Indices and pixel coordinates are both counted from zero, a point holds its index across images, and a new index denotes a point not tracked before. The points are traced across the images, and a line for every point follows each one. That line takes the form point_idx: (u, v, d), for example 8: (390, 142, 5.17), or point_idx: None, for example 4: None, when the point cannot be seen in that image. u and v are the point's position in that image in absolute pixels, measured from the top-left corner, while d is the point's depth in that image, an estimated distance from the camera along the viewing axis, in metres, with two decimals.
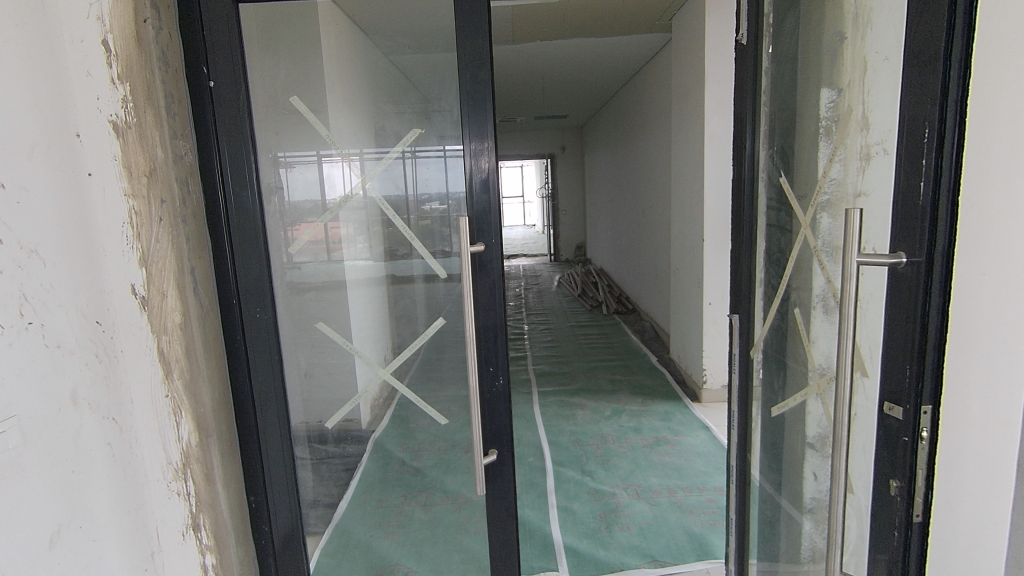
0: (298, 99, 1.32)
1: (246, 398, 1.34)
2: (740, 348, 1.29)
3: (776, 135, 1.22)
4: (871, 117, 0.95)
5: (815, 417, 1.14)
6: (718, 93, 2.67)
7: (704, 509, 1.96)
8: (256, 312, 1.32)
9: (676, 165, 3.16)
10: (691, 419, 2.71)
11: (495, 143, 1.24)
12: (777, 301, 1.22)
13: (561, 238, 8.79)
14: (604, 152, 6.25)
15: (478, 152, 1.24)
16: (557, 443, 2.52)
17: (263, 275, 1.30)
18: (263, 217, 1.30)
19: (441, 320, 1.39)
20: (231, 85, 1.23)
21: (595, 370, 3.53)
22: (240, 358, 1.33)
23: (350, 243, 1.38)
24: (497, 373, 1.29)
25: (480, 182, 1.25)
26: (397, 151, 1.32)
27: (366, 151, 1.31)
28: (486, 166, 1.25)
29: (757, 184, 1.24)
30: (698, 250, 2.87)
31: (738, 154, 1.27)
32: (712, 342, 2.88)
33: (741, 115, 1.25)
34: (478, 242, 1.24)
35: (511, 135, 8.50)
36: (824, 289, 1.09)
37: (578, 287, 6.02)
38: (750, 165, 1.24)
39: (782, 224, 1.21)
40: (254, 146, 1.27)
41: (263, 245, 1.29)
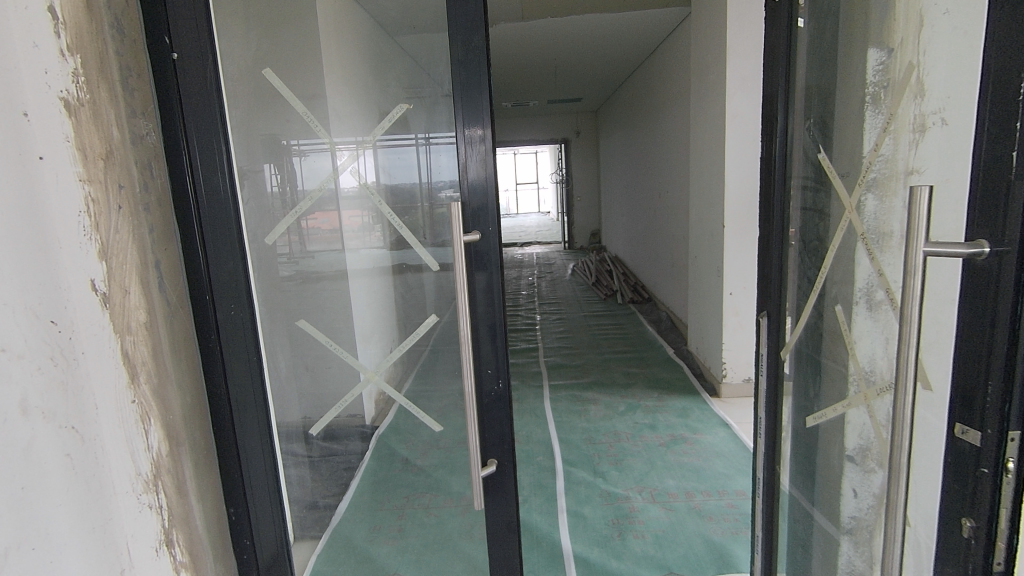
0: (272, 73, 1.24)
1: (221, 404, 1.18)
2: (768, 348, 1.10)
3: (813, 104, 1.05)
4: (927, 83, 0.80)
5: (855, 426, 1.00)
6: (741, 69, 2.49)
7: (725, 515, 1.83)
8: (230, 310, 1.17)
9: (695, 147, 2.99)
10: (709, 416, 2.58)
11: (490, 126, 1.12)
12: (814, 298, 1.07)
13: (576, 225, 8.61)
14: (619, 137, 6.07)
15: (473, 137, 1.12)
16: (567, 442, 2.40)
17: (238, 268, 1.17)
18: (237, 206, 1.16)
19: (433, 318, 1.27)
20: (198, 57, 1.08)
21: (609, 362, 3.39)
22: (213, 363, 1.16)
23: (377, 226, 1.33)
24: (497, 375, 1.17)
25: (475, 170, 1.12)
26: (383, 127, 1.21)
27: (378, 139, 1.22)
28: (480, 153, 1.12)
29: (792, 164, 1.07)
30: (718, 237, 2.71)
31: (771, 126, 1.07)
32: (733, 334, 2.73)
33: (772, 80, 1.06)
34: (473, 230, 1.11)
35: (523, 120, 8.31)
36: (870, 279, 0.95)
37: (593, 275, 5.87)
38: (782, 142, 1.04)
39: (819, 207, 1.06)
40: (226, 126, 1.14)
41: (238, 231, 1.16)
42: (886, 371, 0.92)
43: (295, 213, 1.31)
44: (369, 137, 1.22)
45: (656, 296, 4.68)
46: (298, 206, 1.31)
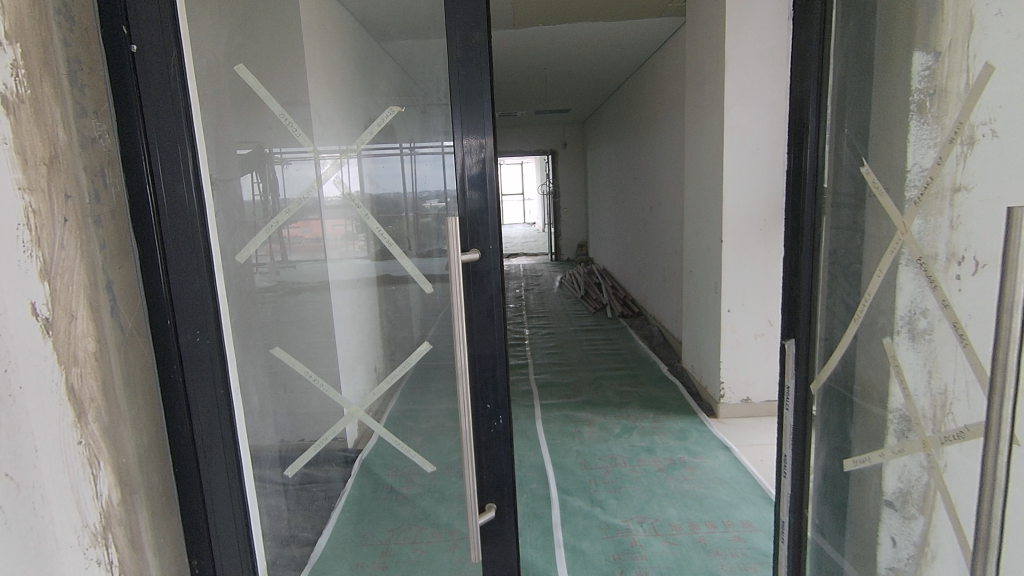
0: (245, 69, 1.11)
1: (184, 444, 1.03)
2: (796, 380, 1.00)
3: (847, 112, 0.95)
4: (981, 87, 0.71)
5: (895, 469, 0.90)
6: (741, 80, 2.42)
7: (732, 550, 1.72)
8: (194, 336, 1.01)
9: (690, 159, 2.91)
10: (708, 439, 2.48)
11: (492, 133, 1.00)
12: (855, 325, 0.95)
13: (563, 237, 8.53)
14: (607, 148, 6.02)
15: (471, 145, 1.00)
16: (561, 467, 2.28)
17: (206, 289, 1.01)
18: (205, 214, 1.01)
19: (426, 346, 1.16)
20: (160, 50, 0.94)
21: (601, 380, 3.28)
22: (176, 398, 1.01)
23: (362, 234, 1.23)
24: (496, 411, 1.05)
25: (472, 181, 1.01)
26: (372, 131, 1.10)
27: (363, 151, 1.12)
28: (476, 163, 1.01)
29: (828, 180, 0.97)
30: (716, 252, 2.63)
31: (797, 137, 0.97)
32: (732, 353, 2.64)
33: (798, 88, 0.96)
34: (472, 248, 1.00)
35: (511, 131, 8.25)
36: (915, 301, 0.84)
37: (581, 288, 5.78)
38: (813, 155, 0.95)
39: (856, 227, 0.95)
40: (191, 126, 0.98)
41: (204, 246, 1.00)
42: (930, 408, 0.82)
43: (270, 228, 1.19)
44: (356, 143, 1.12)
45: (646, 310, 4.60)
46: (273, 220, 1.20)
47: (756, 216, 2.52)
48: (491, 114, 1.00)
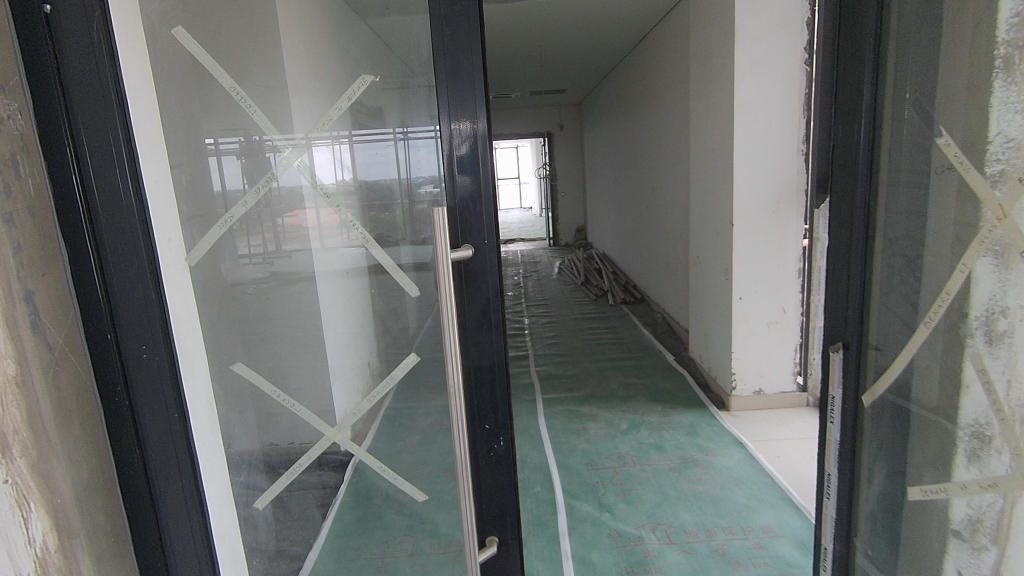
0: (185, 31, 0.92)
1: (135, 476, 0.89)
2: (843, 390, 0.86)
3: (909, 73, 0.78)
4: None
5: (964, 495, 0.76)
6: (753, 51, 2.25)
7: (753, 559, 1.60)
8: (141, 353, 0.87)
9: (696, 138, 2.75)
10: (720, 434, 2.35)
11: (484, 114, 0.85)
12: (925, 328, 0.79)
13: (560, 221, 8.36)
14: (606, 129, 5.83)
15: (460, 124, 0.85)
16: (567, 467, 2.15)
17: (152, 296, 0.86)
18: (146, 208, 0.86)
19: (412, 357, 1.01)
20: (81, 12, 0.77)
21: (605, 371, 3.15)
22: (122, 424, 0.86)
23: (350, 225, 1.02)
24: (496, 432, 0.90)
25: (462, 166, 0.86)
26: (342, 106, 0.93)
27: (355, 135, 1.00)
28: (466, 147, 0.86)
29: (889, 154, 0.80)
30: (726, 237, 2.48)
31: (851, 104, 0.82)
32: (743, 343, 2.51)
33: (851, 43, 0.80)
34: (463, 244, 0.85)
35: (506, 113, 8.04)
36: (995, 295, 0.70)
37: (581, 274, 5.63)
38: (870, 127, 0.80)
39: (919, 210, 0.78)
40: (123, 103, 0.82)
41: (145, 247, 0.85)
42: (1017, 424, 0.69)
43: (225, 222, 1.02)
44: (327, 120, 0.96)
45: (649, 297, 4.46)
46: (229, 213, 1.03)
47: (768, 198, 2.37)
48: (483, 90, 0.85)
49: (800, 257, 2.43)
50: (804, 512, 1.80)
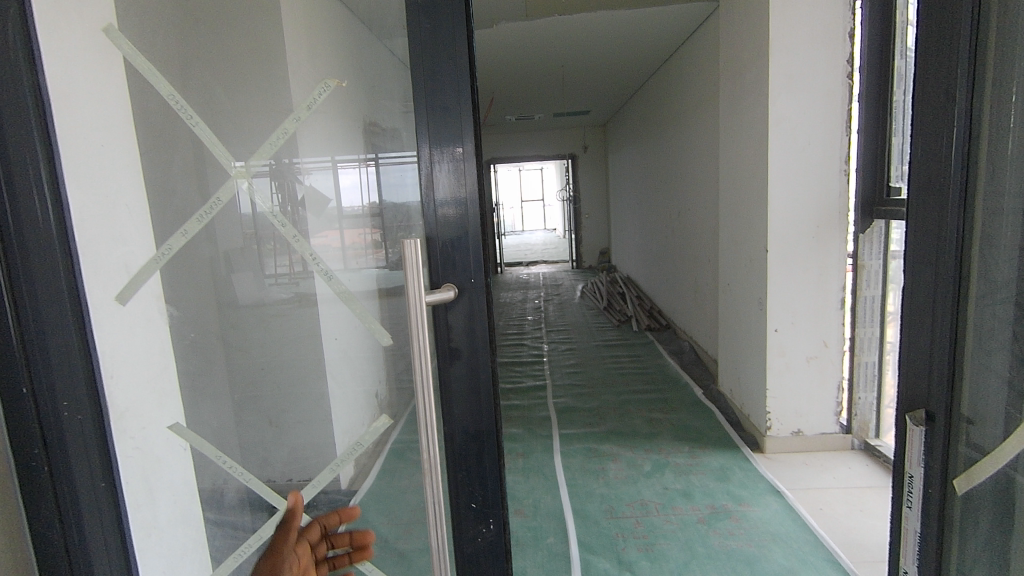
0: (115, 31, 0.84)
1: (55, 543, 0.81)
2: (927, 471, 0.68)
3: (1016, 72, 0.60)
4: None
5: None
6: (788, 64, 2.09)
7: None
8: (64, 409, 0.80)
9: (725, 158, 2.59)
10: (755, 480, 2.13)
11: (468, 140, 0.79)
12: None
13: (584, 243, 8.18)
14: (631, 149, 5.69)
15: (444, 152, 0.79)
16: (583, 515, 1.97)
17: (75, 348, 0.80)
18: (75, 253, 0.80)
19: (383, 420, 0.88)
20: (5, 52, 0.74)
21: (627, 405, 2.95)
22: (41, 486, 0.79)
23: (382, 249, 0.85)
24: (485, 516, 0.84)
25: (447, 195, 0.80)
26: (298, 116, 0.85)
27: (385, 156, 0.83)
28: (449, 178, 0.80)
29: (991, 173, 0.62)
30: (758, 263, 2.29)
31: (936, 111, 0.63)
32: (779, 379, 2.29)
33: (942, 33, 0.62)
34: (448, 284, 0.79)
35: (530, 134, 7.97)
36: None
37: (604, 298, 5.43)
38: (965, 141, 0.61)
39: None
40: (49, 133, 0.78)
41: (67, 282, 0.79)
42: None
43: (162, 255, 0.91)
44: (284, 132, 0.87)
45: (675, 323, 4.24)
46: (167, 244, 0.91)
47: (807, 223, 2.18)
48: (471, 115, 0.79)
49: (842, 286, 2.22)
50: None
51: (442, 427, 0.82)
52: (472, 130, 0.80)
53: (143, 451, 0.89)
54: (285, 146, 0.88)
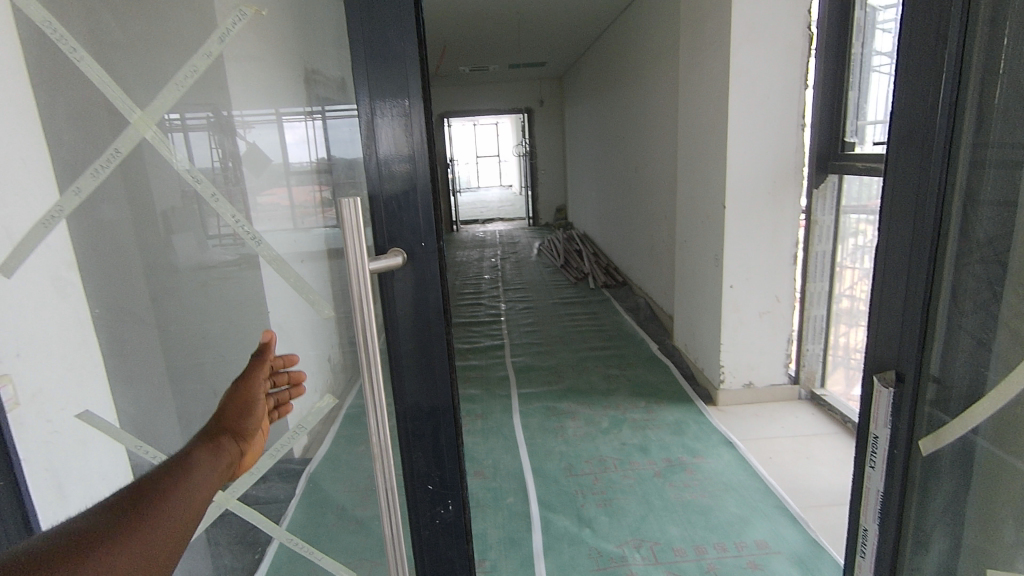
0: None
1: None
2: (893, 430, 0.68)
3: (1012, 12, 0.56)
4: None
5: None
6: (750, 12, 2.03)
7: None
8: None
9: (684, 112, 2.54)
10: (708, 432, 2.19)
11: (411, 93, 0.71)
12: None
13: (540, 200, 8.09)
14: (588, 103, 5.59)
15: (387, 101, 0.70)
16: (543, 473, 1.97)
17: None
18: None
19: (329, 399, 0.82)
20: None
21: (585, 362, 2.97)
22: None
23: (331, 209, 0.75)
24: (443, 497, 0.80)
25: (391, 149, 0.71)
26: (210, 51, 0.71)
27: (330, 110, 0.72)
28: (391, 135, 0.71)
29: (977, 121, 0.60)
30: (716, 219, 2.29)
31: (925, 56, 0.59)
32: (733, 334, 2.33)
33: None
34: (398, 249, 0.72)
35: (484, 87, 7.71)
36: None
37: (561, 256, 5.41)
38: (954, 89, 0.58)
39: (1009, 198, 0.60)
40: None
41: None
42: None
43: (50, 217, 0.78)
44: (192, 69, 0.73)
45: (631, 280, 4.27)
46: (55, 205, 0.78)
47: (763, 179, 2.17)
48: (418, 60, 0.70)
49: (795, 242, 2.25)
50: (801, 522, 1.64)
51: (393, 402, 0.77)
52: (418, 80, 0.71)
53: (44, 447, 0.82)
54: (197, 87, 0.74)
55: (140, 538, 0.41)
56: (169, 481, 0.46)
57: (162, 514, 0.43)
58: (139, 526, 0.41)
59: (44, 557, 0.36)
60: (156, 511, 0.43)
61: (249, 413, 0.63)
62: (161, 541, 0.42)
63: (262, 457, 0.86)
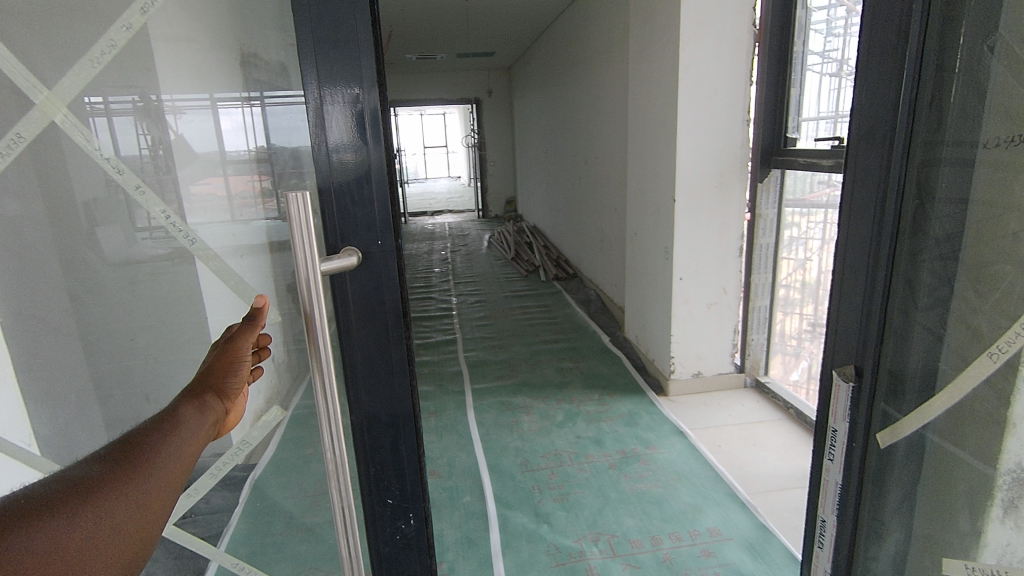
0: None
1: None
2: (852, 423, 0.68)
3: (966, 10, 0.56)
4: None
5: (994, 549, 0.62)
6: (699, 8, 2.05)
7: (704, 570, 1.47)
8: None
9: (634, 105, 2.56)
10: (660, 422, 2.23)
11: (365, 78, 0.66)
12: (985, 350, 0.59)
13: (490, 192, 8.03)
14: (537, 95, 5.57)
15: (338, 88, 0.66)
16: (499, 470, 1.95)
17: None
18: None
19: (277, 411, 0.78)
20: None
21: (538, 355, 2.97)
22: None
23: (273, 199, 0.70)
24: (403, 509, 0.77)
25: (343, 138, 0.67)
26: (132, 24, 0.63)
27: (270, 98, 0.67)
28: (344, 121, 0.67)
29: (935, 120, 0.60)
30: (666, 212, 2.32)
31: (887, 53, 0.59)
32: (683, 325, 2.38)
33: None
34: (353, 246, 0.68)
35: (432, 76, 7.55)
36: None
37: (511, 248, 5.39)
38: (914, 86, 0.58)
39: (964, 195, 0.60)
40: None
41: None
42: None
43: None
44: (109, 43, 0.64)
45: (582, 272, 4.30)
46: None
47: (711, 173, 2.22)
48: (371, 43, 0.67)
49: (740, 235, 2.31)
50: (750, 507, 1.69)
51: (350, 411, 0.72)
52: (374, 66, 0.67)
53: None
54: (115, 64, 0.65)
55: (129, 493, 0.41)
56: (155, 439, 0.45)
57: (150, 472, 0.43)
58: (130, 480, 0.41)
59: (35, 504, 0.37)
60: (143, 468, 0.43)
61: (235, 369, 0.55)
62: (150, 496, 0.43)
63: (204, 476, 0.80)
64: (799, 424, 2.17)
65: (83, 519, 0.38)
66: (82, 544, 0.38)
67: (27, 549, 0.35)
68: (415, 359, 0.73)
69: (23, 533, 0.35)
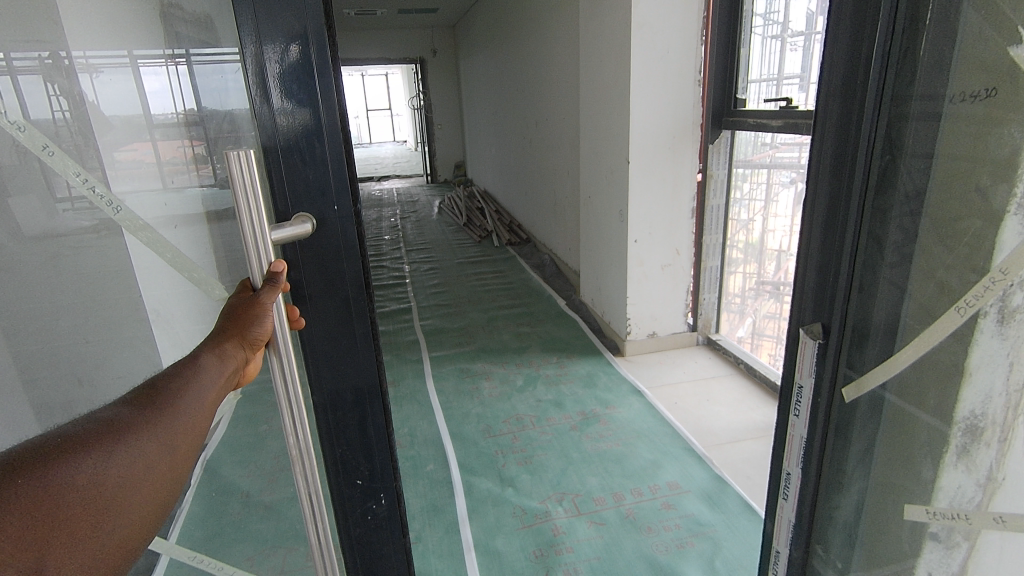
0: None
1: None
2: (817, 378, 0.70)
3: None
4: None
5: (947, 492, 0.66)
6: None
7: (664, 523, 1.52)
8: None
9: (585, 64, 2.51)
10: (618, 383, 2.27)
11: (307, 20, 0.57)
12: (952, 305, 0.61)
13: (438, 156, 7.83)
14: (484, 54, 5.40)
15: (276, 32, 0.56)
16: (461, 437, 1.95)
17: None
18: None
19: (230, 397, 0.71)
20: None
21: (494, 321, 2.95)
22: None
23: (207, 164, 0.68)
24: (375, 483, 0.74)
25: (287, 90, 0.58)
26: None
27: (195, 55, 0.63)
28: (280, 70, 0.58)
29: (906, 74, 0.59)
30: (620, 175, 2.31)
31: (861, 5, 0.58)
32: (638, 287, 2.41)
33: None
34: (308, 214, 0.61)
35: (373, 34, 7.20)
36: None
37: (463, 213, 5.30)
38: (887, 40, 0.57)
39: (933, 151, 0.60)
40: None
41: None
42: (1004, 413, 0.60)
43: None
44: None
45: (535, 236, 4.28)
46: None
47: (664, 134, 2.21)
48: None
49: (693, 196, 2.33)
50: (706, 461, 1.75)
51: (311, 391, 0.68)
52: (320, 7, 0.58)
53: None
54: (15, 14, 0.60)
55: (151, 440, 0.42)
56: (176, 385, 0.45)
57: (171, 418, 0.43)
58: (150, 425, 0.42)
59: (67, 444, 0.38)
60: (168, 413, 0.43)
61: (263, 320, 0.49)
62: (175, 440, 0.43)
63: None
64: (749, 378, 2.26)
65: (114, 461, 0.39)
66: (113, 484, 0.39)
67: (61, 485, 0.37)
68: (379, 332, 0.70)
69: (57, 471, 0.37)
